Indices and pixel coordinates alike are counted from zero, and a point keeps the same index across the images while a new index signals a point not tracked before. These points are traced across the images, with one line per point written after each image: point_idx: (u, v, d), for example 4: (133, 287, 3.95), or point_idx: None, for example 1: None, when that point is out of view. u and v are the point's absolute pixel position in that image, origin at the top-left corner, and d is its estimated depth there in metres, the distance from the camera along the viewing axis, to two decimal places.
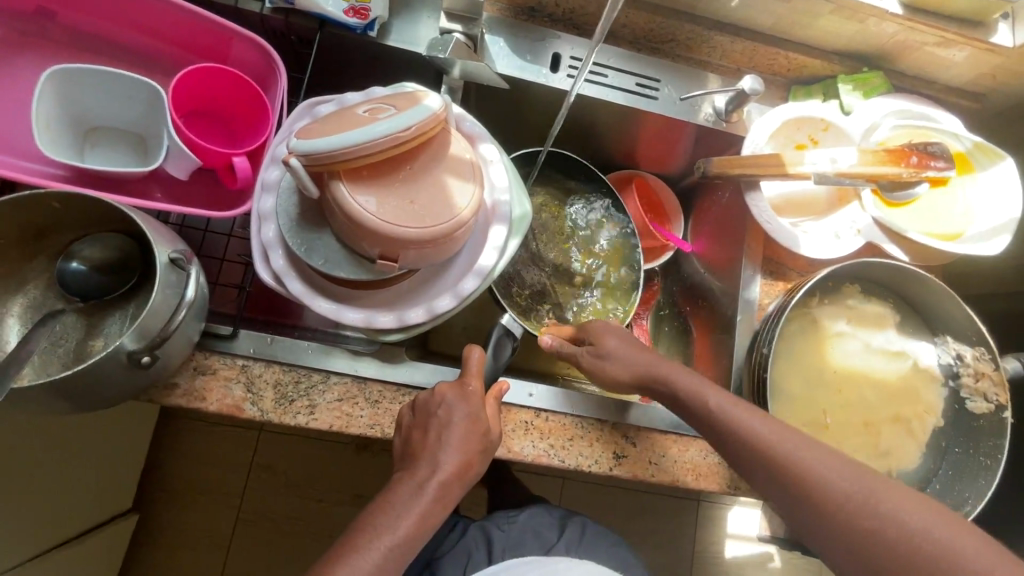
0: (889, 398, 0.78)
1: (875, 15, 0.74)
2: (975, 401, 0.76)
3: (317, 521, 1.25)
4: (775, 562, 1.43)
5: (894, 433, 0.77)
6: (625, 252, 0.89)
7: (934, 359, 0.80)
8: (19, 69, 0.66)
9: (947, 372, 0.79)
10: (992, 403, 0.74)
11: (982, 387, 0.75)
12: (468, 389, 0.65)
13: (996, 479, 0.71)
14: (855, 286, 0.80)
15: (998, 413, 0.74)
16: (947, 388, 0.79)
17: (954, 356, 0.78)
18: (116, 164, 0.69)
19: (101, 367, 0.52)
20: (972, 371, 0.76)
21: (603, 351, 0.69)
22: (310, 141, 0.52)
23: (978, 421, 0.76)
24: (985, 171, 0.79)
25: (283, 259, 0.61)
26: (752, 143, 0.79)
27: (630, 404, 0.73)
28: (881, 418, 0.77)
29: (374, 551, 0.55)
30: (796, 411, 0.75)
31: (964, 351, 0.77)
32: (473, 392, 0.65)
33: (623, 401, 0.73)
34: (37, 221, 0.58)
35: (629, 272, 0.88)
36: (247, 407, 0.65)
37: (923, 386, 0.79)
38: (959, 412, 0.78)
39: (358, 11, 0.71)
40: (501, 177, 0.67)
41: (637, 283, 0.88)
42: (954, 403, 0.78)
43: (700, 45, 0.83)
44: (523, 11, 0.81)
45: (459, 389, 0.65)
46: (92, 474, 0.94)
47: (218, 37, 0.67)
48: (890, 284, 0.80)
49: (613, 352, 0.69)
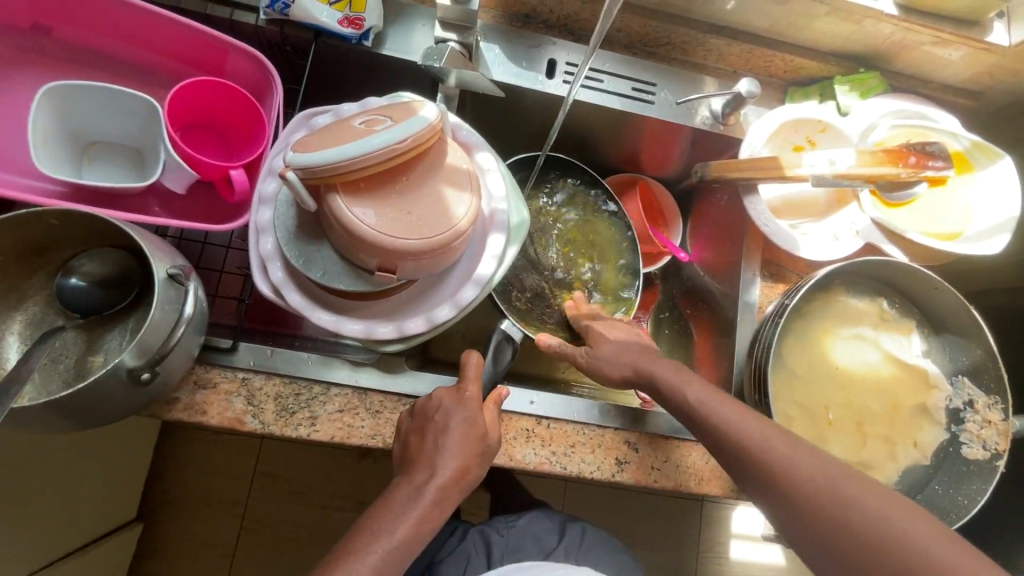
0: (888, 410, 0.77)
1: (871, 16, 0.74)
2: (971, 447, 0.74)
3: (320, 528, 1.25)
4: (781, 561, 1.43)
5: (879, 449, 0.76)
6: (623, 259, 0.89)
7: (944, 401, 0.77)
8: (17, 85, 0.66)
9: (952, 416, 0.77)
10: (989, 450, 0.73)
11: (984, 434, 0.74)
12: (465, 394, 0.65)
13: (966, 519, 0.71)
14: (859, 281, 0.80)
15: (992, 462, 0.73)
16: (947, 431, 0.77)
17: (965, 401, 0.77)
18: (113, 178, 0.69)
19: (101, 385, 0.51)
20: (980, 419, 0.75)
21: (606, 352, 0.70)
22: (307, 155, 0.52)
23: (969, 465, 0.74)
24: (984, 170, 0.79)
25: (282, 271, 0.61)
26: (750, 146, 0.79)
27: (644, 413, 0.73)
28: (878, 428, 0.76)
29: (371, 554, 0.54)
30: (795, 392, 0.76)
31: (977, 396, 0.76)
32: (471, 397, 0.65)
33: (637, 411, 0.73)
34: (36, 238, 0.58)
35: (625, 275, 0.88)
36: (248, 420, 0.65)
37: (921, 419, 0.77)
38: (948, 455, 0.76)
39: (353, 21, 0.71)
40: (499, 186, 0.67)
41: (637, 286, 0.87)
42: (947, 445, 0.77)
43: (696, 48, 0.83)
44: (518, 19, 0.82)
45: (457, 394, 0.65)
46: (94, 487, 0.94)
47: (213, 50, 0.67)
48: (894, 284, 0.80)
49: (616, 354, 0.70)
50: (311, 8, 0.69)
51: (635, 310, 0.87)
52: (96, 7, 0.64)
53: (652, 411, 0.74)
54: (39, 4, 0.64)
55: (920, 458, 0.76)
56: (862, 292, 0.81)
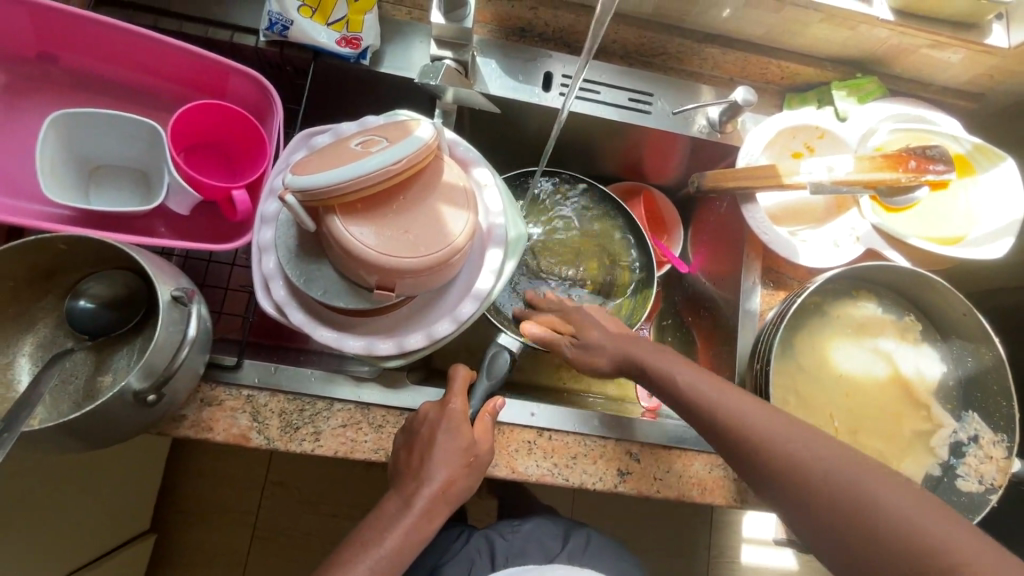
0: (888, 424, 0.76)
1: (866, 22, 0.73)
2: (966, 479, 0.73)
3: (330, 536, 1.26)
4: (793, 565, 1.41)
5: None
6: (627, 258, 0.89)
7: (950, 432, 0.76)
8: (25, 113, 0.68)
9: (952, 448, 0.76)
10: (984, 484, 0.72)
11: (983, 469, 0.73)
12: (450, 407, 0.64)
13: None
14: (870, 292, 0.80)
15: (985, 495, 0.71)
16: (943, 462, 0.75)
17: (971, 435, 0.75)
18: (120, 201, 0.71)
19: (108, 407, 0.53)
20: (982, 454, 0.74)
21: (600, 361, 0.71)
22: (305, 178, 0.53)
23: (961, 497, 0.73)
24: (986, 172, 0.78)
25: (284, 289, 0.62)
26: (747, 154, 0.79)
27: (637, 421, 0.74)
28: (877, 442, 0.75)
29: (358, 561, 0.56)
30: (797, 385, 0.76)
31: (983, 432, 0.75)
32: (456, 409, 0.64)
33: (629, 419, 0.74)
34: (45, 263, 0.60)
35: (632, 272, 0.88)
36: (254, 436, 0.66)
37: (920, 445, 0.76)
38: (941, 485, 0.74)
39: (350, 41, 0.72)
40: (496, 201, 0.67)
41: (650, 281, 0.86)
42: (942, 475, 0.75)
43: (692, 57, 0.83)
44: (513, 33, 0.82)
45: (442, 408, 0.65)
46: (106, 500, 0.96)
47: (214, 74, 0.69)
48: (910, 295, 0.79)
49: (610, 363, 0.70)
50: (308, 29, 0.70)
51: (653, 302, 0.85)
52: (99, 36, 0.66)
53: (641, 419, 0.74)
54: (47, 35, 0.66)
55: None
56: (875, 301, 0.80)
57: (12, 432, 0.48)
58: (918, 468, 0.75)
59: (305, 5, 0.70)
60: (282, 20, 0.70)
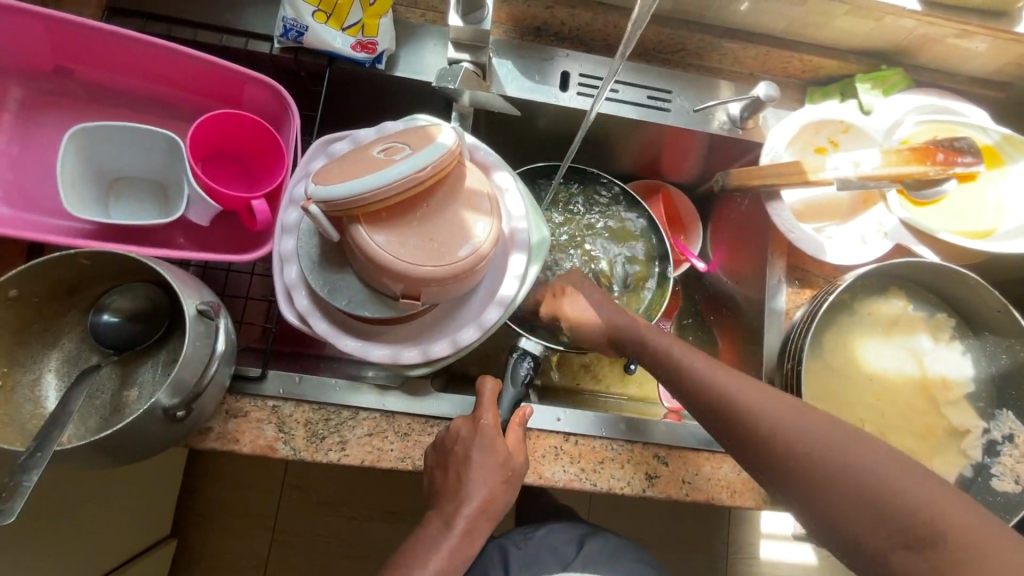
0: (917, 424, 0.76)
1: (893, 13, 0.72)
2: (1002, 479, 0.72)
3: (350, 537, 1.27)
4: (813, 560, 1.40)
5: None
6: (646, 249, 0.88)
7: (983, 431, 0.75)
8: (43, 128, 0.68)
9: (986, 447, 0.74)
10: (1020, 485, 0.70)
11: (1019, 468, 0.71)
12: (481, 423, 0.64)
13: None
14: (901, 289, 0.79)
15: (1022, 495, 0.70)
16: (976, 461, 0.74)
17: (1005, 434, 0.74)
18: (139, 213, 0.70)
19: (139, 424, 0.52)
20: (1019, 453, 0.72)
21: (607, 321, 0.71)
22: (329, 188, 0.52)
23: (996, 497, 0.71)
24: (1015, 163, 0.76)
25: (308, 299, 0.62)
26: (770, 150, 0.78)
27: (664, 424, 0.73)
28: (905, 441, 0.75)
29: None
30: (825, 385, 0.75)
31: (1018, 431, 0.73)
32: (487, 423, 0.64)
33: (657, 421, 0.73)
34: (71, 279, 0.60)
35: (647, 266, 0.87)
36: (280, 447, 0.66)
37: (952, 446, 0.75)
38: (974, 485, 0.73)
39: (366, 45, 0.71)
40: (518, 205, 0.67)
41: (667, 273, 0.85)
42: (976, 475, 0.74)
43: (711, 52, 0.81)
44: (529, 32, 0.81)
45: (473, 423, 0.64)
46: (129, 509, 0.96)
47: (230, 83, 0.68)
48: (940, 289, 0.77)
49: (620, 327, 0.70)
50: (324, 35, 0.70)
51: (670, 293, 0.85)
52: (116, 47, 0.65)
53: (669, 423, 0.73)
54: (63, 48, 0.65)
55: None
56: (905, 297, 0.79)
57: (44, 451, 0.48)
58: (950, 468, 0.74)
59: (319, 10, 0.69)
60: (297, 27, 0.69)
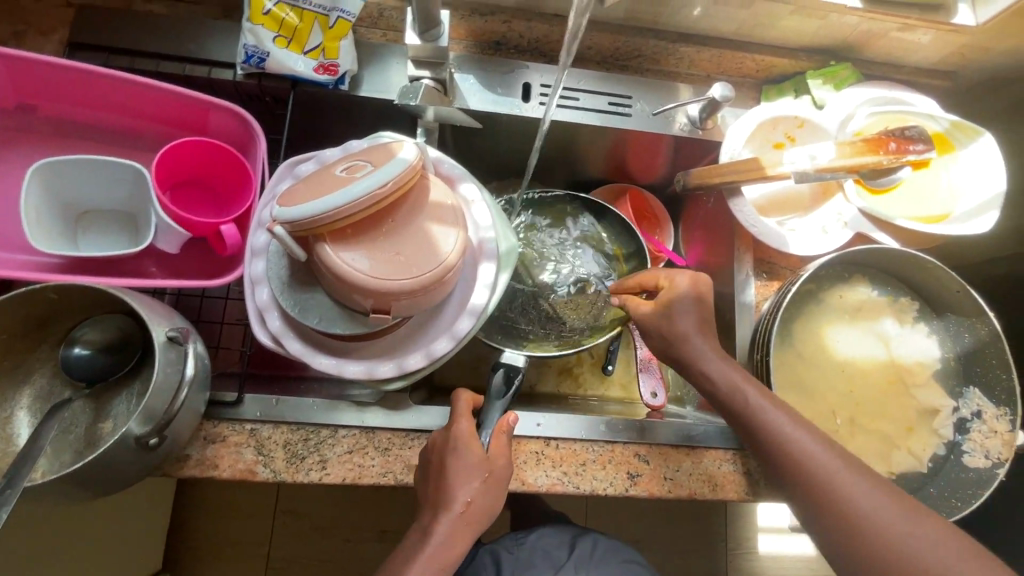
0: (890, 406, 0.77)
1: (835, 11, 0.75)
2: (973, 455, 0.74)
3: (346, 559, 1.25)
4: (812, 552, 1.41)
5: (872, 445, 0.75)
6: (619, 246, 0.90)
7: (953, 409, 0.77)
8: (7, 166, 0.68)
9: (957, 425, 0.76)
10: (991, 459, 0.72)
11: (988, 444, 0.73)
12: (457, 429, 0.65)
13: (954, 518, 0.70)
14: (864, 277, 0.81)
15: (993, 470, 0.72)
16: (948, 439, 0.76)
17: (974, 410, 0.76)
18: (109, 246, 0.70)
19: (111, 454, 0.52)
20: (987, 429, 0.74)
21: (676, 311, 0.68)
22: (292, 209, 0.53)
23: (967, 473, 0.73)
24: (966, 148, 0.79)
25: (280, 320, 0.62)
26: (730, 149, 0.80)
27: (647, 423, 0.74)
28: (878, 424, 0.76)
29: None
30: (797, 374, 0.77)
31: (986, 407, 0.75)
32: (463, 429, 0.65)
33: (640, 421, 0.74)
34: (39, 313, 0.59)
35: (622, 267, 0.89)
36: (260, 470, 0.66)
37: (924, 426, 0.77)
38: (948, 463, 0.75)
39: (328, 67, 0.73)
40: (484, 215, 0.68)
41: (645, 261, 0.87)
42: (949, 453, 0.76)
43: (667, 57, 0.84)
44: (489, 46, 0.83)
45: (449, 430, 0.65)
46: (115, 546, 0.95)
47: (192, 110, 0.69)
48: (897, 274, 0.80)
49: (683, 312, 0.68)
50: (285, 60, 0.71)
51: None
52: (75, 82, 0.66)
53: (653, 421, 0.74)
54: (23, 86, 0.65)
55: (917, 464, 0.75)
56: (871, 284, 0.81)
57: (14, 488, 0.48)
58: (923, 447, 0.76)
59: (279, 36, 0.70)
60: (258, 52, 0.70)
